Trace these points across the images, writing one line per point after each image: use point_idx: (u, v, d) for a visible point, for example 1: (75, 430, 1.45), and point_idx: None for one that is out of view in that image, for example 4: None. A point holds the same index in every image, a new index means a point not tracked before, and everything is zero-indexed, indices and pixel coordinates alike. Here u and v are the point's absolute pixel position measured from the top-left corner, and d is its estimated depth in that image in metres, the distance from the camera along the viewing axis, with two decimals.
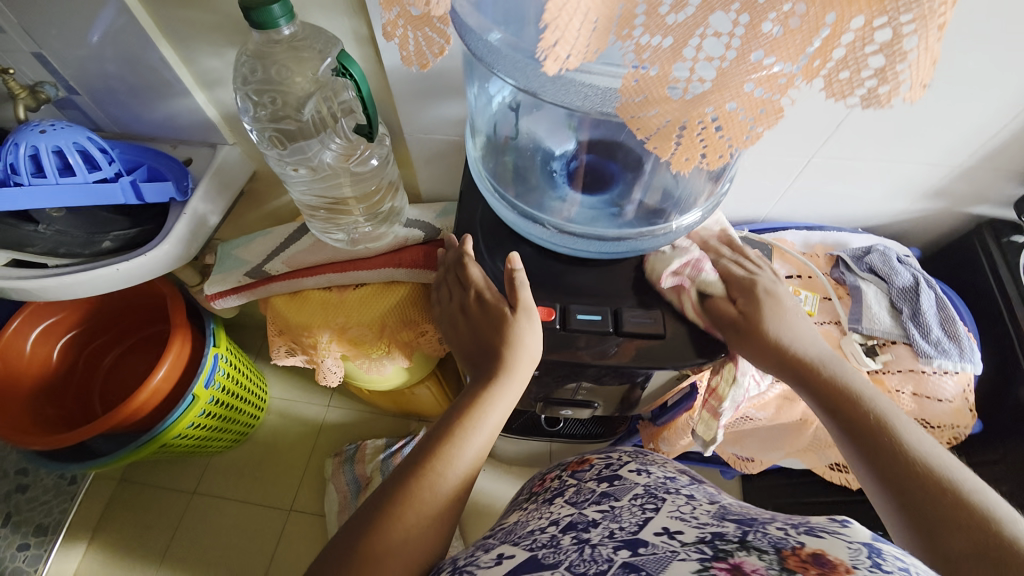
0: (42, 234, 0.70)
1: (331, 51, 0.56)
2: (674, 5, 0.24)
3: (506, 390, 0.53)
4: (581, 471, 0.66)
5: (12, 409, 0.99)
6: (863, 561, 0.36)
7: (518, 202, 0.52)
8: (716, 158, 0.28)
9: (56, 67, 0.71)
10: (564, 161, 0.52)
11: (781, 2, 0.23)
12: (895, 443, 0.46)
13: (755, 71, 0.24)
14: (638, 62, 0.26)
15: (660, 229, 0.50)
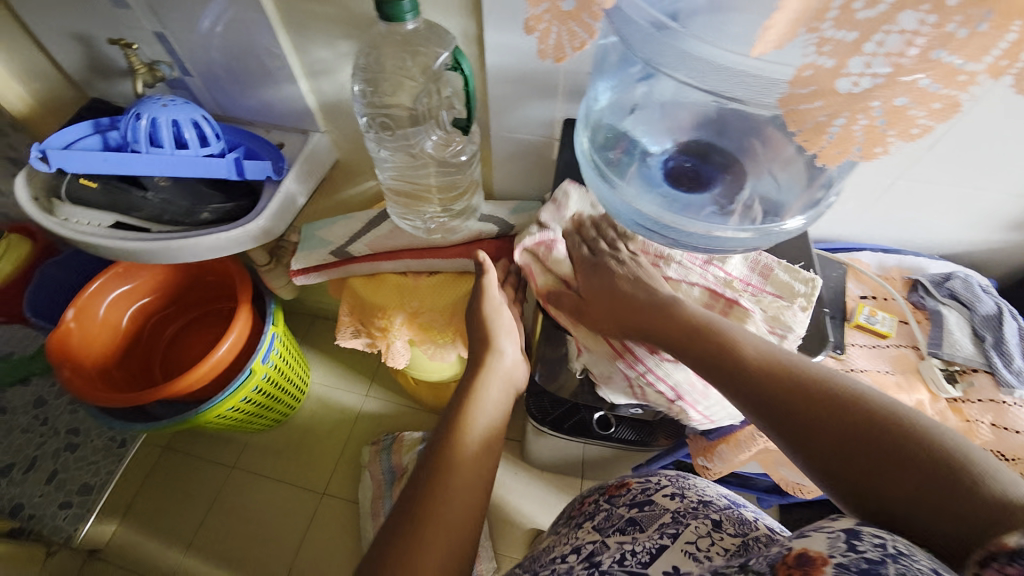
0: (150, 200, 0.76)
1: (446, 46, 0.60)
2: (868, 2, 0.28)
3: (492, 391, 0.59)
4: (618, 495, 0.65)
5: (87, 369, 1.05)
6: (839, 548, 0.34)
7: (623, 193, 0.51)
8: (872, 149, 0.32)
9: (175, 49, 0.77)
10: (662, 159, 0.53)
11: (969, 8, 0.27)
12: (763, 368, 0.47)
13: (929, 68, 0.28)
14: (819, 53, 0.30)
15: (766, 228, 0.50)
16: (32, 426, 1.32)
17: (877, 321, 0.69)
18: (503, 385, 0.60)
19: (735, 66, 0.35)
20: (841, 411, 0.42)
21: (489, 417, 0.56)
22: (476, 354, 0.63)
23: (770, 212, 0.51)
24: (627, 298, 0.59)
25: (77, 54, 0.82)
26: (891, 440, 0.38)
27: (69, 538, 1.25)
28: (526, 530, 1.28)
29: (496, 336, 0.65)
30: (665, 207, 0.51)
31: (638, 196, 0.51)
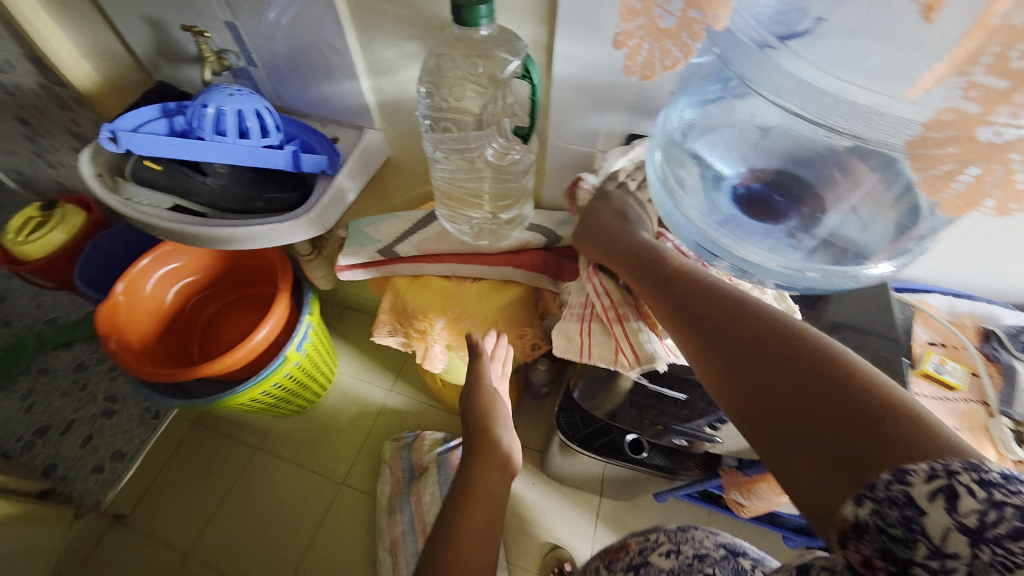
0: (208, 186, 0.77)
1: (518, 54, 0.58)
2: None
3: (489, 482, 0.59)
4: (617, 559, 0.67)
5: (132, 343, 1.08)
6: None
7: (687, 214, 0.49)
8: (1008, 203, 0.33)
9: (244, 39, 0.78)
10: (733, 184, 0.50)
11: None
12: (688, 283, 0.47)
13: None
14: (964, 98, 0.32)
15: (840, 274, 0.47)
16: (73, 390, 1.42)
17: (947, 371, 0.64)
18: (499, 474, 0.60)
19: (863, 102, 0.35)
20: (762, 331, 0.40)
21: (482, 527, 0.54)
22: (473, 448, 0.63)
23: (852, 255, 0.47)
24: (600, 225, 0.58)
25: (149, 38, 0.85)
26: (809, 364, 0.37)
27: (97, 502, 1.29)
28: (541, 543, 1.26)
29: (494, 428, 0.64)
30: (730, 235, 0.48)
31: (703, 221, 0.49)
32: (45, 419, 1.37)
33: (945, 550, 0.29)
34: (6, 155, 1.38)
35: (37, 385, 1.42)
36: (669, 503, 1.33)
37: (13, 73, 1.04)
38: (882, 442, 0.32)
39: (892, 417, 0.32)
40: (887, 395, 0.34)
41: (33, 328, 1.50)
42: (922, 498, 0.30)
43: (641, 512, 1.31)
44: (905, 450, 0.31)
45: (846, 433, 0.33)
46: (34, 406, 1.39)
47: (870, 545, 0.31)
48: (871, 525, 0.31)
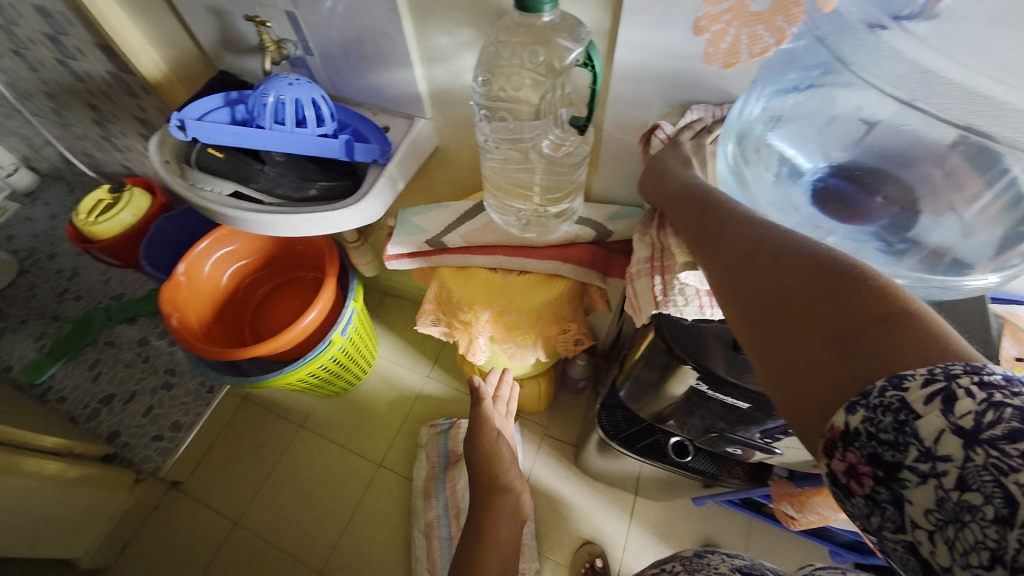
0: (265, 173, 0.79)
1: (580, 41, 0.56)
2: None
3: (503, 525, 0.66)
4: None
5: (191, 321, 1.14)
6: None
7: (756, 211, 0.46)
8: None
9: (303, 28, 0.79)
10: (813, 178, 0.46)
11: None
12: (712, 202, 0.44)
13: None
14: None
15: (934, 281, 0.43)
16: (135, 361, 1.52)
17: None
18: (510, 521, 0.68)
19: (990, 93, 0.35)
20: (781, 239, 0.35)
21: (500, 558, 0.61)
22: (486, 496, 0.71)
23: (952, 262, 0.42)
24: (655, 173, 0.54)
25: (211, 27, 0.87)
26: (828, 271, 0.31)
27: (157, 468, 1.34)
28: (573, 537, 1.26)
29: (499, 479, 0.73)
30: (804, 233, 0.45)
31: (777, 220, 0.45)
32: (109, 388, 1.46)
33: (937, 452, 0.24)
34: (79, 140, 1.47)
35: (103, 356, 1.52)
36: (707, 507, 1.29)
37: (87, 62, 1.10)
38: (879, 337, 0.28)
39: (897, 320, 0.28)
40: (902, 298, 0.28)
41: (101, 303, 1.60)
42: (919, 403, 0.25)
43: (676, 513, 1.28)
44: (904, 354, 0.26)
45: (844, 329, 0.29)
46: (100, 376, 1.49)
47: (859, 451, 0.27)
48: (860, 432, 0.27)
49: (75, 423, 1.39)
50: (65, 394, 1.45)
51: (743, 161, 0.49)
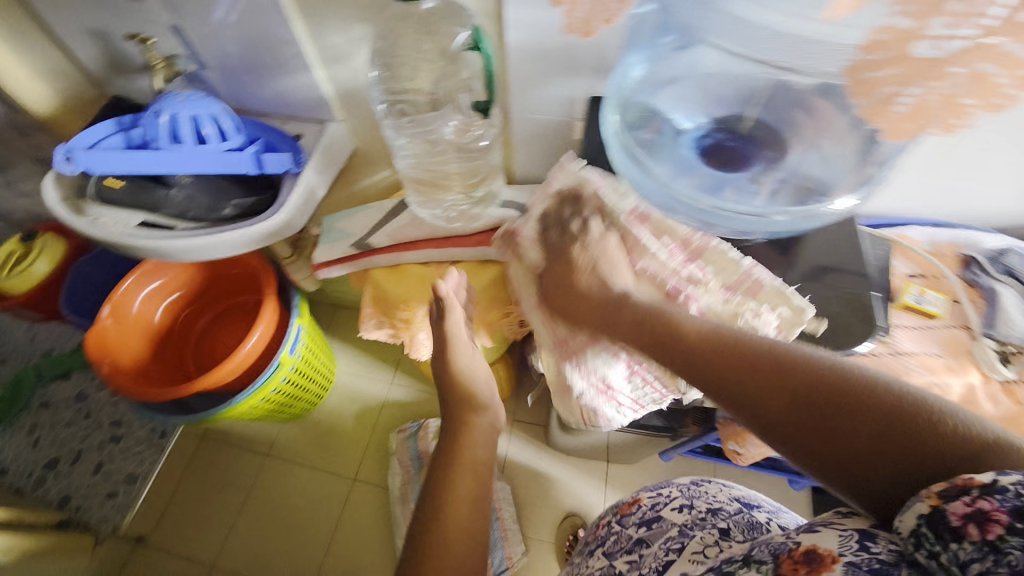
0: (174, 197, 0.76)
1: (466, 27, 0.58)
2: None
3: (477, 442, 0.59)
4: (628, 514, 0.70)
5: (126, 364, 1.08)
6: (850, 547, 0.36)
7: (653, 170, 0.49)
8: (950, 120, 0.39)
9: (192, 42, 0.75)
10: (696, 136, 0.51)
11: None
12: (703, 339, 0.51)
13: (991, 50, 0.35)
14: (898, 15, 0.37)
15: (814, 211, 0.47)
16: (76, 420, 1.41)
17: (926, 300, 0.66)
18: (487, 438, 0.61)
19: (809, 35, 0.44)
20: (793, 375, 0.44)
21: (473, 477, 0.55)
22: (455, 415, 0.63)
23: (814, 194, 0.48)
24: (582, 293, 0.62)
25: (93, 50, 0.82)
26: (846, 397, 0.41)
27: (115, 527, 1.26)
28: (555, 513, 1.29)
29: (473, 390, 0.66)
30: (700, 185, 0.48)
31: (671, 177, 0.49)
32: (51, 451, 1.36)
33: None
34: None
35: (39, 420, 1.40)
36: (675, 462, 1.35)
37: None
38: (919, 444, 0.37)
39: (934, 429, 0.37)
40: (904, 402, 0.39)
41: (29, 362, 1.47)
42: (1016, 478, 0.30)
43: (646, 472, 1.33)
44: (941, 445, 0.36)
45: (892, 439, 0.38)
46: (39, 441, 1.38)
47: (997, 500, 0.30)
48: (1005, 489, 0.30)
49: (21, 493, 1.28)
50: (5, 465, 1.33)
51: (635, 126, 0.51)
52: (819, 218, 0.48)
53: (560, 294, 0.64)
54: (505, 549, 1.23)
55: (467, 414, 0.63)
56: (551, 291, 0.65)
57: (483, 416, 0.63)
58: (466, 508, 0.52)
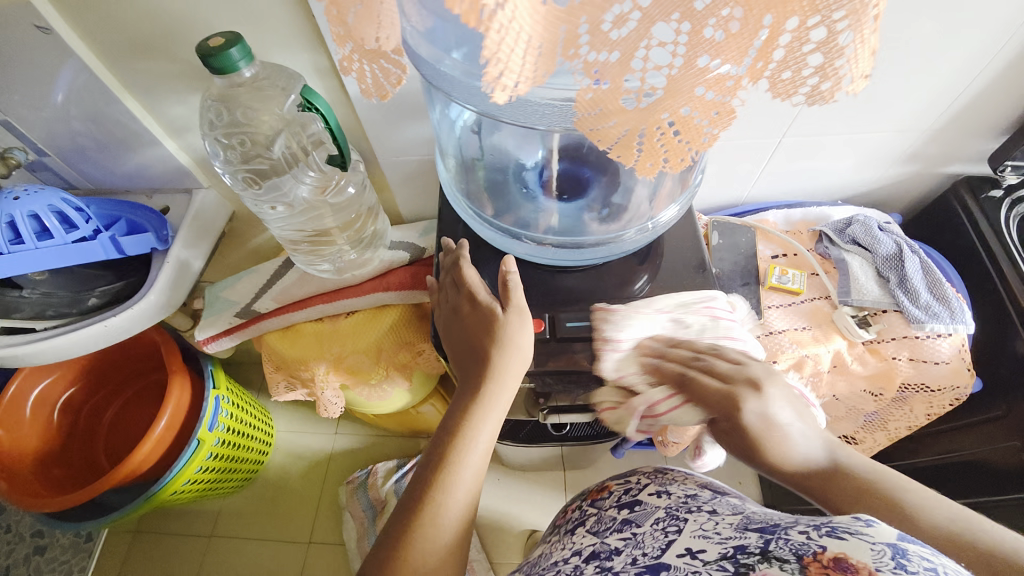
0: (28, 298, 0.70)
1: (294, 87, 0.57)
2: (616, 21, 0.23)
3: (495, 400, 0.49)
4: (601, 498, 0.64)
5: (22, 472, 0.95)
6: (886, 562, 0.31)
7: (495, 219, 0.53)
8: (678, 160, 0.29)
9: (20, 131, 0.68)
10: (537, 170, 0.55)
11: (720, 7, 0.22)
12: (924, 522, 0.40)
13: (704, 74, 0.25)
14: (589, 78, 0.25)
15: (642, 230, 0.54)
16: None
17: (789, 279, 0.71)
18: (508, 396, 0.49)
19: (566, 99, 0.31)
20: None
21: (481, 451, 0.48)
22: (473, 362, 0.50)
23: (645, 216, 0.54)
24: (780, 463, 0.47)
25: None
26: None
27: None
28: (519, 534, 1.28)
29: (496, 339, 0.49)
30: (541, 224, 0.54)
31: (514, 222, 0.54)
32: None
33: None
34: None
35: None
36: (627, 457, 1.37)
37: None
38: None
39: None
40: None
41: None
42: None
43: (601, 473, 1.35)
44: None
45: None
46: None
47: None
48: None
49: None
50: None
51: (473, 174, 0.56)
52: (654, 232, 0.54)
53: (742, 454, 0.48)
54: None
55: (485, 381, 0.48)
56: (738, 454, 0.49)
57: (503, 383, 0.49)
58: (467, 476, 0.46)
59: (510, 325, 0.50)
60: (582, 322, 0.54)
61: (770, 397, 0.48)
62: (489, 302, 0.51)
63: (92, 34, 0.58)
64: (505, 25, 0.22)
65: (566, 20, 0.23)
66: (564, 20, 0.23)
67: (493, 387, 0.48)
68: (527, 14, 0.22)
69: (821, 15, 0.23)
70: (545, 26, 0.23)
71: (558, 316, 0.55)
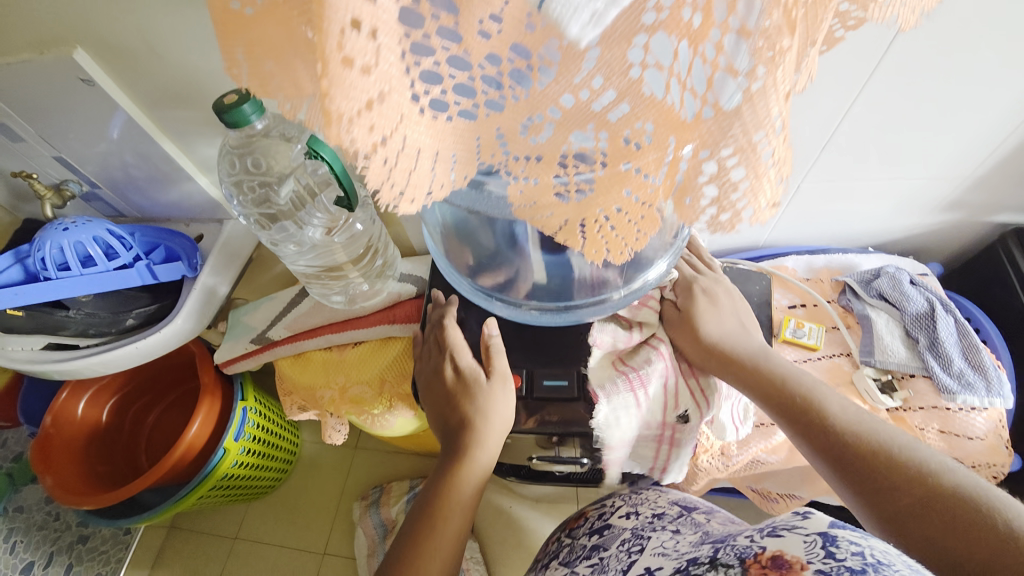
0: (73, 318, 0.76)
1: (301, 137, 0.60)
2: (532, 129, 0.23)
3: (478, 463, 0.50)
4: (576, 527, 0.62)
5: (66, 466, 1.03)
6: (817, 554, 0.34)
7: (476, 281, 0.53)
8: (619, 254, 0.27)
9: (76, 167, 0.76)
10: (521, 236, 0.46)
11: (634, 120, 0.22)
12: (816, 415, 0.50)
13: (627, 179, 0.24)
14: (518, 177, 0.25)
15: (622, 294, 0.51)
16: (46, 522, 1.12)
17: (804, 333, 0.67)
18: (491, 458, 0.50)
19: None
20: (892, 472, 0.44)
21: (462, 517, 0.48)
22: (457, 423, 0.51)
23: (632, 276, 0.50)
24: (713, 341, 0.55)
25: None
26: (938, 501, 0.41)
27: None
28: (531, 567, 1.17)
29: (479, 405, 0.50)
30: (520, 287, 0.52)
31: (494, 283, 0.53)
32: (25, 555, 1.06)
33: None
34: None
35: (13, 525, 1.06)
36: None
37: None
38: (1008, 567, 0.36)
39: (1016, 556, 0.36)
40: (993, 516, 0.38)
41: None
42: None
43: None
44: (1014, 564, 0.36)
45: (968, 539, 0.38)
46: (15, 549, 1.05)
47: None
48: None
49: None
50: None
51: (451, 235, 0.50)
52: (638, 289, 0.51)
53: (673, 331, 0.57)
54: None
55: (469, 444, 0.50)
56: (672, 332, 0.57)
57: (486, 450, 0.50)
58: (447, 544, 0.47)
59: (492, 393, 0.51)
60: (560, 380, 0.53)
61: (718, 290, 0.58)
62: (473, 368, 0.52)
63: (132, 86, 0.64)
64: (403, 147, 0.22)
65: (481, 131, 0.24)
66: (478, 131, 0.24)
67: (477, 453, 0.49)
68: (426, 132, 0.22)
69: (710, 149, 0.23)
70: (455, 141, 0.23)
71: (535, 372, 0.54)
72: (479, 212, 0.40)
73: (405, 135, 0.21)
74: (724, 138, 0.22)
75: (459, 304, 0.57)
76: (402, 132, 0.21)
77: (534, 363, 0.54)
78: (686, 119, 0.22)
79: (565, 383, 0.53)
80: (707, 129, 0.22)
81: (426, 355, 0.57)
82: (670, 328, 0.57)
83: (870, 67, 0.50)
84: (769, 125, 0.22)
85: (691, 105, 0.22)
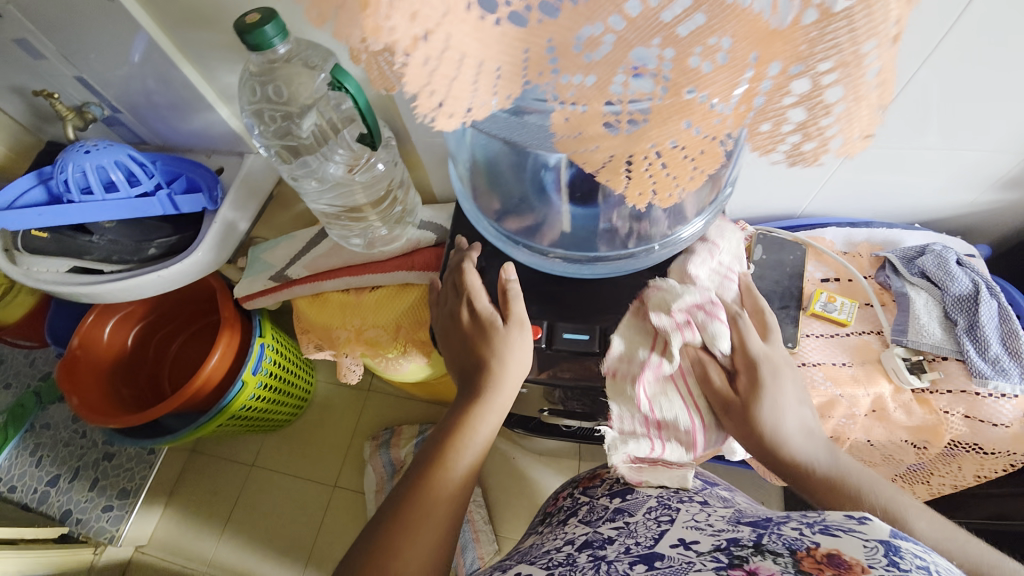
0: (96, 243, 0.77)
1: (325, 66, 0.57)
2: (588, 44, 0.23)
3: (492, 407, 0.49)
4: (593, 487, 0.63)
5: (92, 387, 1.08)
6: (879, 561, 0.31)
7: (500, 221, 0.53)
8: (664, 194, 0.28)
9: (97, 89, 0.74)
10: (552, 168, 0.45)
11: (707, 35, 0.23)
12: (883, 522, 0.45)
13: (688, 108, 0.25)
14: (565, 101, 0.26)
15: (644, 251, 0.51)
16: (73, 439, 1.18)
17: (834, 307, 0.65)
18: (502, 406, 0.50)
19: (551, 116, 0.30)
20: None
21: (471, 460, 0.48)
22: (472, 364, 0.51)
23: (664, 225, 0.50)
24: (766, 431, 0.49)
25: None
26: None
27: (113, 539, 1.15)
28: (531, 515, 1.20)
29: (493, 352, 0.50)
30: (546, 232, 0.52)
31: (518, 227, 0.52)
32: (51, 469, 1.15)
33: None
34: None
35: (40, 441, 1.16)
36: None
37: None
38: None
39: None
40: None
41: None
42: None
43: None
44: None
45: None
46: (41, 462, 1.15)
47: None
48: None
49: (25, 508, 1.12)
50: (14, 483, 1.13)
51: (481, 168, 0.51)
52: (675, 245, 0.52)
53: (723, 411, 0.51)
54: (470, 526, 1.14)
55: (485, 387, 0.49)
56: (721, 416, 0.51)
57: (503, 394, 0.50)
58: (459, 478, 0.47)
59: (509, 337, 0.50)
60: (579, 334, 0.53)
61: (782, 371, 0.51)
62: (490, 313, 0.52)
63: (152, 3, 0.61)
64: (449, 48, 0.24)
65: (530, 44, 0.24)
66: (527, 43, 0.24)
67: (491, 396, 0.49)
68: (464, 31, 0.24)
69: (806, 64, 0.24)
70: (502, 50, 0.24)
71: (556, 325, 0.53)
72: (511, 144, 0.37)
73: (449, 32, 0.24)
74: (825, 47, 0.23)
75: (482, 252, 0.55)
76: (445, 31, 0.24)
77: (555, 315, 0.53)
78: (775, 33, 0.23)
79: (586, 338, 0.52)
80: (806, 34, 0.23)
81: (438, 305, 0.57)
82: (720, 409, 0.51)
83: (946, 26, 0.45)
84: (880, 30, 0.23)
85: (788, 9, 0.22)
